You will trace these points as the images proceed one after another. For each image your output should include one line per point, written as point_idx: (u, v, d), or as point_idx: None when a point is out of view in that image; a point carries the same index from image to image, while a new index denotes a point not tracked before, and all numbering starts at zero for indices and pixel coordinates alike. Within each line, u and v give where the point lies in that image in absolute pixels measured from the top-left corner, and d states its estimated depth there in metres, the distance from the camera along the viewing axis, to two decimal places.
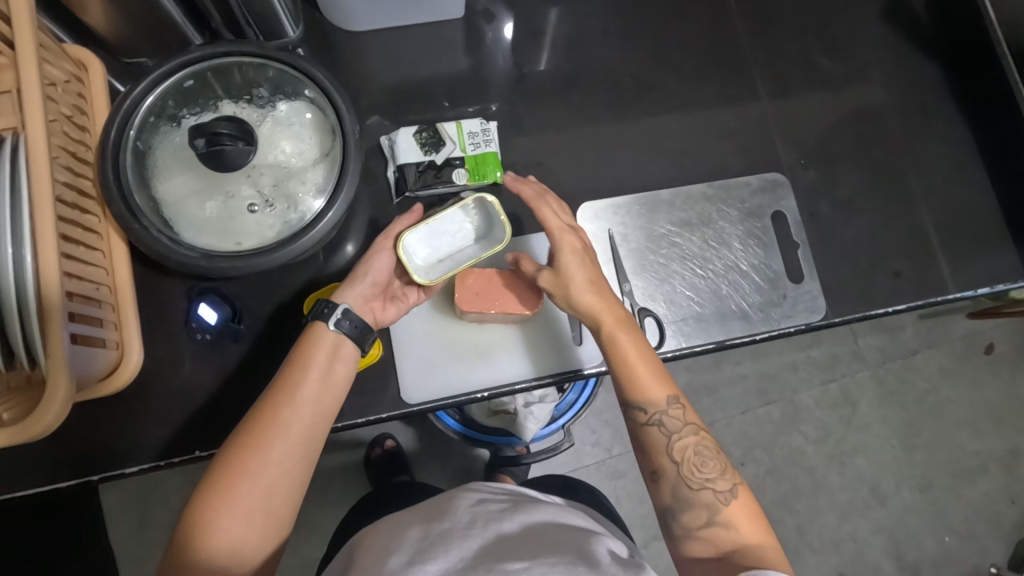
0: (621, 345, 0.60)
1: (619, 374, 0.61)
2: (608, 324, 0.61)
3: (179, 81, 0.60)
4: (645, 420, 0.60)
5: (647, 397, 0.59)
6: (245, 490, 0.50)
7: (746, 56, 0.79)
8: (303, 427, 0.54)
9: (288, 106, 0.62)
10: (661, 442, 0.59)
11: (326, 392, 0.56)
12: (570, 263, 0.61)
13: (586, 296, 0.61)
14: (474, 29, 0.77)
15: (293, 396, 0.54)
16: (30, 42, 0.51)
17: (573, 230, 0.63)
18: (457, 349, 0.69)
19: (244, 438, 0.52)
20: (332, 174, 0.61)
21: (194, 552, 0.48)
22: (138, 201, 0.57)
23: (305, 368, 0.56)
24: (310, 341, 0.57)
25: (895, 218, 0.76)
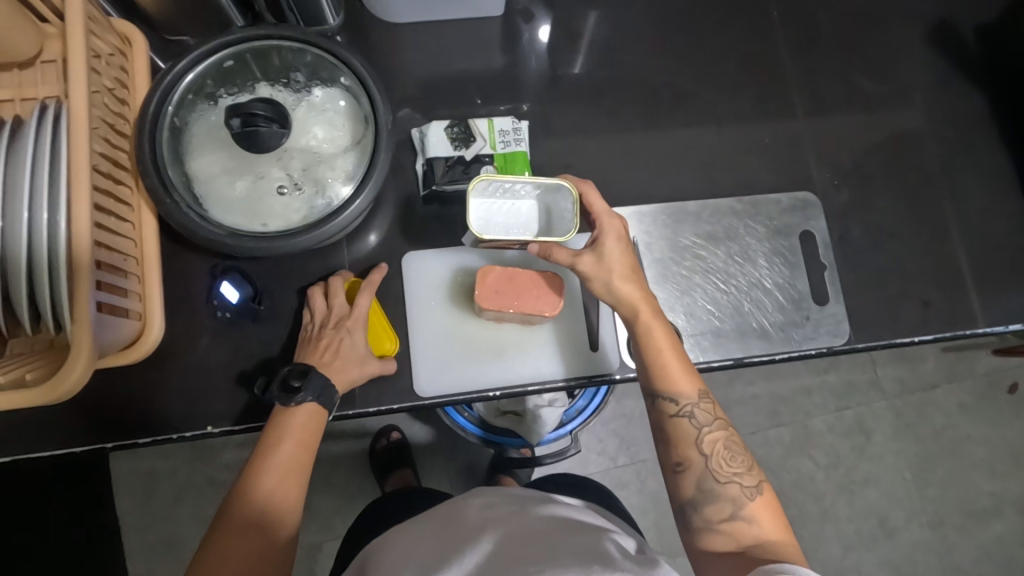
0: (658, 334, 0.60)
1: (652, 365, 0.60)
2: (644, 314, 0.60)
3: (220, 61, 0.61)
4: (675, 411, 0.59)
5: (679, 389, 0.59)
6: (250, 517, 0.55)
7: (785, 71, 0.78)
8: (284, 499, 0.57)
9: (323, 92, 0.63)
10: (691, 434, 0.58)
11: (300, 462, 0.59)
12: (613, 248, 0.61)
13: (625, 283, 0.61)
14: (511, 27, 0.77)
15: (274, 471, 0.57)
16: (79, 13, 0.53)
17: (621, 220, 0.62)
18: (471, 345, 0.69)
19: (227, 518, 0.55)
20: (362, 162, 0.61)
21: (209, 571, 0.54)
22: (170, 176, 0.58)
23: (284, 441, 0.58)
24: (288, 417, 0.59)
25: (927, 247, 0.74)
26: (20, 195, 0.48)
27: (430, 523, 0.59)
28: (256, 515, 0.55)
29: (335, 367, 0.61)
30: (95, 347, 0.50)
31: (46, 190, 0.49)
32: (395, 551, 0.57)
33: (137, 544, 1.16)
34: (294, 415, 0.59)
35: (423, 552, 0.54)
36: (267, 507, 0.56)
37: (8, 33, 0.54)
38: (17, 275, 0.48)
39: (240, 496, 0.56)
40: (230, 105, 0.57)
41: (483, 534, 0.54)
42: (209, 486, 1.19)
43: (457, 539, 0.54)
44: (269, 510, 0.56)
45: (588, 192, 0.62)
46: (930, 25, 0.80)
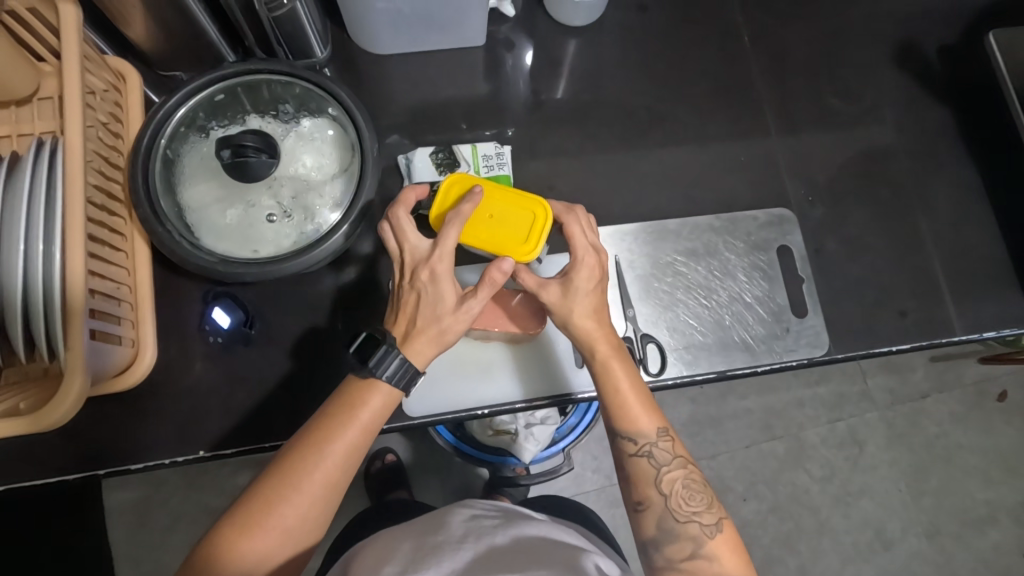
0: (614, 374, 0.60)
1: (612, 404, 0.61)
2: (602, 352, 0.61)
3: (211, 94, 0.63)
4: (634, 450, 0.60)
5: (638, 428, 0.60)
6: (302, 491, 0.53)
7: (758, 93, 0.81)
8: (346, 467, 0.55)
9: (311, 122, 0.65)
10: (650, 472, 0.59)
11: (357, 450, 0.56)
12: (581, 286, 0.60)
13: (585, 322, 0.60)
14: (494, 56, 0.80)
15: (344, 436, 0.55)
16: (76, 53, 0.55)
17: (595, 254, 0.61)
18: (458, 366, 0.70)
19: (288, 469, 0.54)
20: (349, 189, 0.63)
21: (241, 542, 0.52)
22: (163, 207, 0.60)
23: (349, 425, 0.55)
24: (370, 381, 0.56)
25: (902, 259, 0.76)
26: (15, 229, 0.50)
27: (417, 527, 0.61)
28: (316, 476, 0.54)
29: (421, 345, 0.57)
30: (88, 376, 0.51)
31: (41, 222, 0.51)
32: (369, 555, 0.58)
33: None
34: (376, 383, 0.56)
35: (404, 551, 0.55)
36: (328, 469, 0.54)
37: (6, 74, 0.56)
38: (12, 308, 0.49)
39: (306, 449, 0.54)
40: (221, 137, 0.60)
41: (465, 542, 0.55)
42: (204, 514, 1.18)
43: (440, 542, 0.55)
44: (331, 473, 0.54)
45: (567, 223, 0.62)
46: (896, 45, 0.84)
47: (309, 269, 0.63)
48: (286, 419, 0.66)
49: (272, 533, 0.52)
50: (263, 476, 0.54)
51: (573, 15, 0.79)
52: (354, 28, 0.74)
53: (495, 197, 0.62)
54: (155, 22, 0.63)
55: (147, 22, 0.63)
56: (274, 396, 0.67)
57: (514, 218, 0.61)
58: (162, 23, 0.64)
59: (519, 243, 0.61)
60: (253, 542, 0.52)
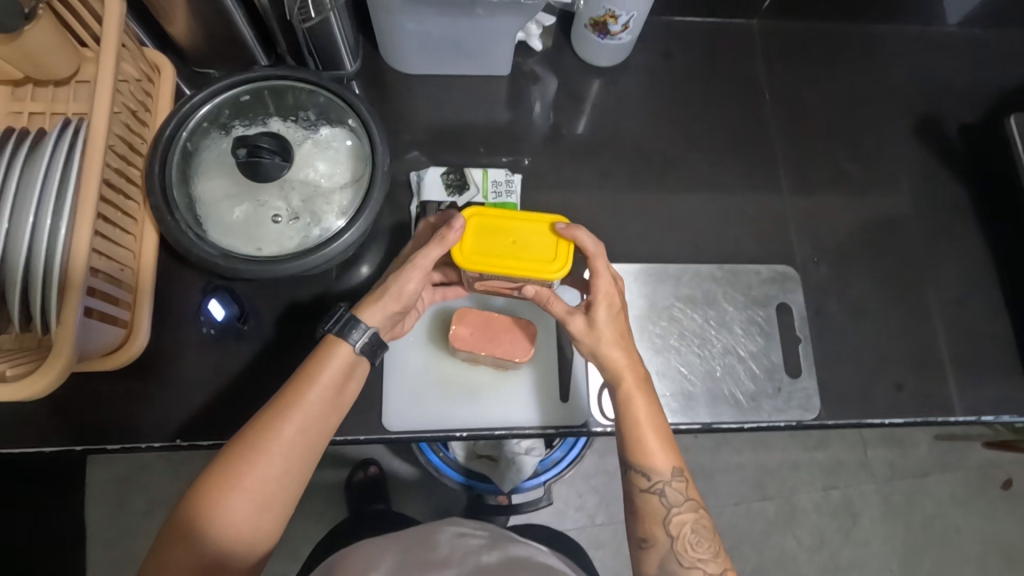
0: (637, 409, 0.60)
1: (628, 436, 0.60)
2: (627, 385, 0.60)
3: (238, 95, 0.65)
4: (646, 486, 0.59)
5: (653, 465, 0.59)
6: (275, 451, 0.54)
7: (774, 150, 0.81)
8: (309, 430, 0.56)
9: (330, 131, 0.67)
10: (659, 511, 0.59)
11: (327, 410, 0.58)
12: (604, 317, 0.61)
13: (612, 357, 0.61)
14: (518, 86, 0.81)
15: (309, 404, 0.56)
16: (116, 42, 0.57)
17: (614, 293, 0.62)
18: (445, 385, 0.70)
19: (262, 431, 0.55)
20: (357, 199, 0.65)
21: (218, 504, 0.52)
22: (175, 197, 0.62)
23: (318, 385, 0.57)
24: (329, 345, 0.59)
25: (905, 330, 0.75)
26: (29, 200, 0.52)
27: (405, 540, 0.64)
28: (282, 439, 0.55)
29: (369, 296, 0.61)
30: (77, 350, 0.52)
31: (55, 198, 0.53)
32: (357, 559, 0.61)
33: (99, 557, 1.15)
34: (337, 346, 0.59)
35: (390, 562, 0.59)
36: (300, 429, 0.56)
37: (47, 55, 0.59)
38: (13, 276, 0.51)
39: (271, 413, 0.55)
40: (240, 135, 0.62)
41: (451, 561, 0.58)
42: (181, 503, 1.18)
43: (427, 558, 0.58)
44: (303, 432, 0.56)
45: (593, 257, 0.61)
46: (918, 118, 0.84)
47: (308, 270, 0.64)
48: None
49: (243, 505, 0.53)
50: (235, 441, 0.55)
51: (599, 56, 0.80)
52: (384, 47, 0.76)
53: (515, 223, 0.60)
54: (196, 21, 0.66)
55: (188, 21, 0.66)
56: (257, 393, 0.67)
57: (540, 241, 0.60)
58: (202, 23, 0.66)
59: (542, 262, 0.59)
60: (224, 515, 0.52)
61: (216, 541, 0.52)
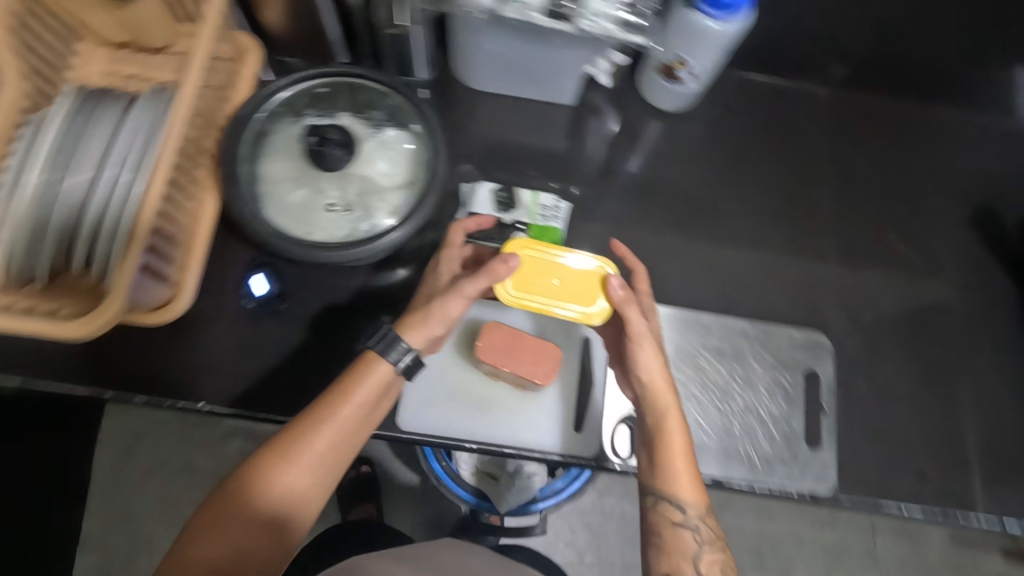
0: (676, 441, 0.61)
1: (665, 468, 0.60)
2: (671, 424, 0.61)
3: (316, 86, 0.68)
4: (678, 520, 0.59)
5: (685, 499, 0.60)
6: (302, 460, 0.56)
7: (824, 217, 0.81)
8: (337, 446, 0.58)
9: (394, 133, 0.70)
10: (689, 547, 0.59)
11: (357, 425, 0.59)
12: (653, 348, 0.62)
13: (654, 389, 0.62)
14: (579, 118, 0.83)
15: (341, 418, 0.57)
16: (213, 23, 0.61)
17: (650, 343, 0.62)
18: (462, 395, 0.70)
19: (294, 437, 0.56)
20: (410, 202, 0.67)
21: (244, 501, 0.54)
22: (241, 172, 0.65)
23: (352, 401, 0.58)
24: (368, 363, 0.59)
25: (934, 420, 0.73)
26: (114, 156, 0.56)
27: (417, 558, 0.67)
28: (312, 451, 0.56)
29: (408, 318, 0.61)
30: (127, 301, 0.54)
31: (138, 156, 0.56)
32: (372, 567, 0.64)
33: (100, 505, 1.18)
34: (375, 364, 0.59)
35: None
36: (329, 441, 0.57)
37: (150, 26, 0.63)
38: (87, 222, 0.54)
39: (305, 423, 0.56)
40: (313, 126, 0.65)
41: None
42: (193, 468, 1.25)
43: None
44: (332, 443, 0.57)
45: (626, 304, 0.62)
46: (976, 209, 0.83)
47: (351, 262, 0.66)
48: (286, 396, 0.68)
49: (267, 506, 0.55)
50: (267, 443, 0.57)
51: (663, 99, 0.82)
52: (457, 59, 0.78)
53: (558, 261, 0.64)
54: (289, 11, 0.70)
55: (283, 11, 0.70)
56: (283, 371, 0.69)
57: (581, 282, 0.63)
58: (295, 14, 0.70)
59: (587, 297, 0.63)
60: (247, 514, 0.54)
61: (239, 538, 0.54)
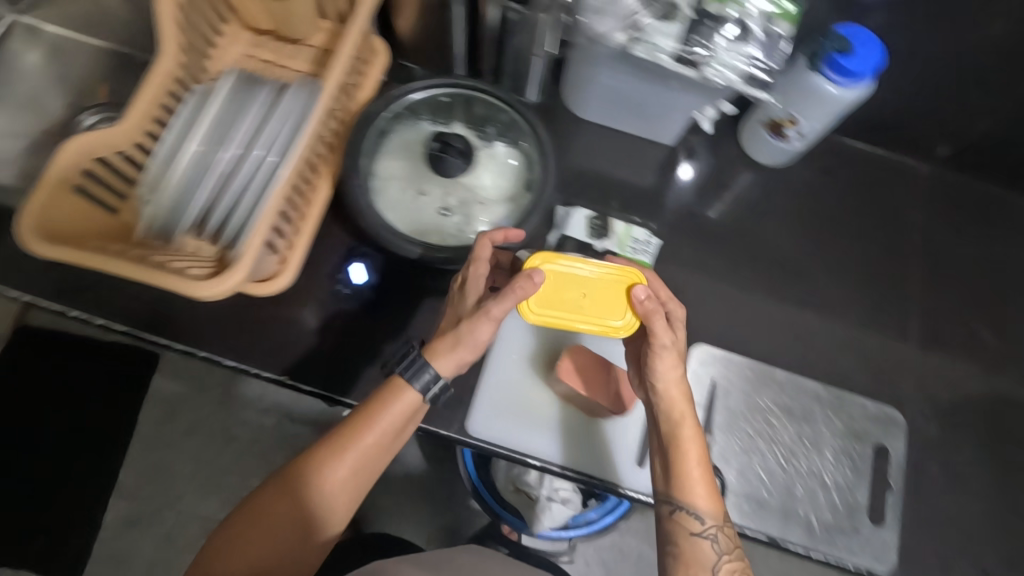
0: (691, 447, 0.58)
1: (680, 476, 0.58)
2: (684, 433, 0.59)
3: (439, 95, 0.72)
4: (697, 529, 0.56)
5: (702, 506, 0.57)
6: (323, 482, 0.57)
7: (909, 293, 0.80)
8: (359, 471, 0.58)
9: (504, 148, 0.73)
10: (710, 558, 0.55)
11: (379, 449, 0.59)
12: (668, 364, 0.60)
13: (670, 395, 0.60)
14: (675, 159, 0.85)
15: (363, 443, 0.58)
16: (362, 25, 0.66)
17: (669, 349, 0.60)
18: (530, 411, 0.71)
19: (317, 460, 0.57)
20: (511, 216, 0.70)
21: (268, 519, 0.56)
22: (359, 164, 0.67)
23: (373, 428, 0.58)
24: (395, 389, 0.59)
25: (1003, 518, 0.71)
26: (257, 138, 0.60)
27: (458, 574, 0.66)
28: (334, 478, 0.57)
29: (438, 347, 0.60)
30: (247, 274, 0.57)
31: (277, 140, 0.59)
32: None
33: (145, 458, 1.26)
34: (402, 390, 0.59)
35: None
36: (350, 465, 0.58)
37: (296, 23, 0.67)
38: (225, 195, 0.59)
39: (328, 449, 0.57)
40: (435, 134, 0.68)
41: None
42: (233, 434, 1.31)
43: None
44: (353, 468, 0.58)
45: (652, 314, 0.60)
46: None
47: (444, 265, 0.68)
48: (364, 383, 0.70)
49: (290, 523, 0.57)
50: (292, 462, 0.58)
51: (762, 153, 0.83)
52: (567, 85, 0.81)
53: (584, 275, 0.62)
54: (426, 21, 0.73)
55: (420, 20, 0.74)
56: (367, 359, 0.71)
57: (610, 294, 0.62)
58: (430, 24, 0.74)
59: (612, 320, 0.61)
60: (271, 529, 0.56)
61: (263, 553, 0.55)
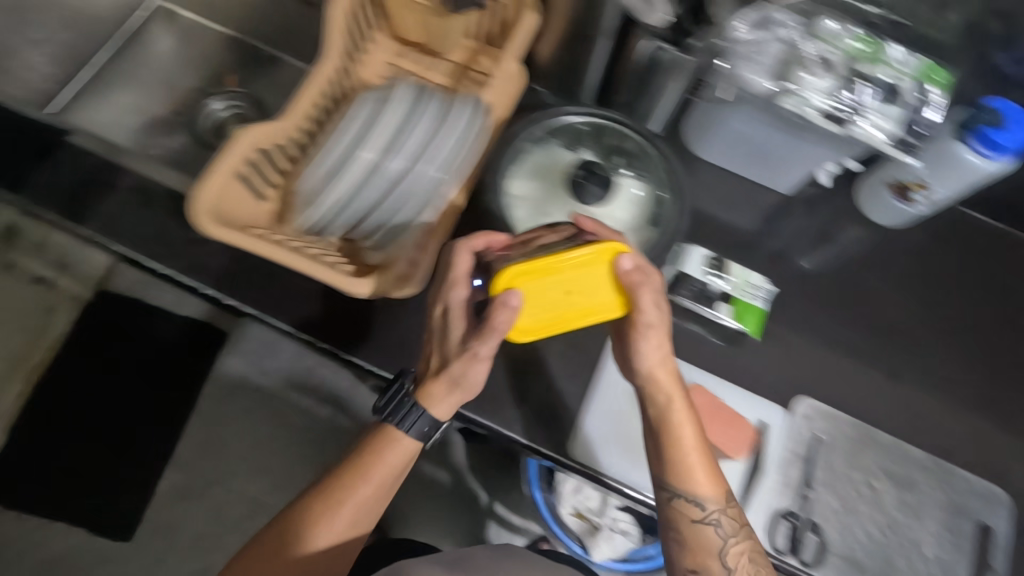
0: (686, 432, 0.62)
1: (680, 466, 0.61)
2: (674, 420, 0.62)
3: (577, 122, 0.73)
4: (699, 516, 0.61)
5: (704, 494, 0.61)
6: (320, 528, 0.62)
7: (1018, 373, 0.78)
8: (356, 518, 0.63)
9: (633, 177, 0.73)
10: (715, 542, 0.60)
11: (374, 497, 0.64)
12: (649, 346, 0.61)
13: (655, 379, 0.62)
14: (786, 209, 0.85)
15: (358, 493, 0.63)
16: (512, 60, 0.70)
17: (655, 328, 0.60)
18: (632, 441, 0.71)
19: (315, 508, 0.62)
20: (637, 246, 0.70)
21: (269, 560, 0.61)
22: (498, 183, 0.70)
23: (365, 478, 0.63)
24: (388, 440, 0.63)
25: None
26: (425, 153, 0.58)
27: None
28: (330, 527, 0.62)
29: (430, 392, 0.61)
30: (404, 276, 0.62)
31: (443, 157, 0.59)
32: None
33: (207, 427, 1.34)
34: (396, 438, 0.63)
35: None
36: (346, 512, 0.62)
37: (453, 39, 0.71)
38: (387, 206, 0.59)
39: (327, 496, 0.62)
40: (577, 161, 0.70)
41: None
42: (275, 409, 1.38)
43: None
44: (349, 515, 0.63)
45: (640, 286, 0.57)
46: None
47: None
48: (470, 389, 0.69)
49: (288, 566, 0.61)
50: (293, 509, 0.64)
51: (880, 213, 0.82)
52: (694, 117, 0.81)
53: (565, 275, 0.56)
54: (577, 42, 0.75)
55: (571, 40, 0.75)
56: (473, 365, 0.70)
57: (594, 281, 0.57)
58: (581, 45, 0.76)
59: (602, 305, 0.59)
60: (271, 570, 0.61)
61: None
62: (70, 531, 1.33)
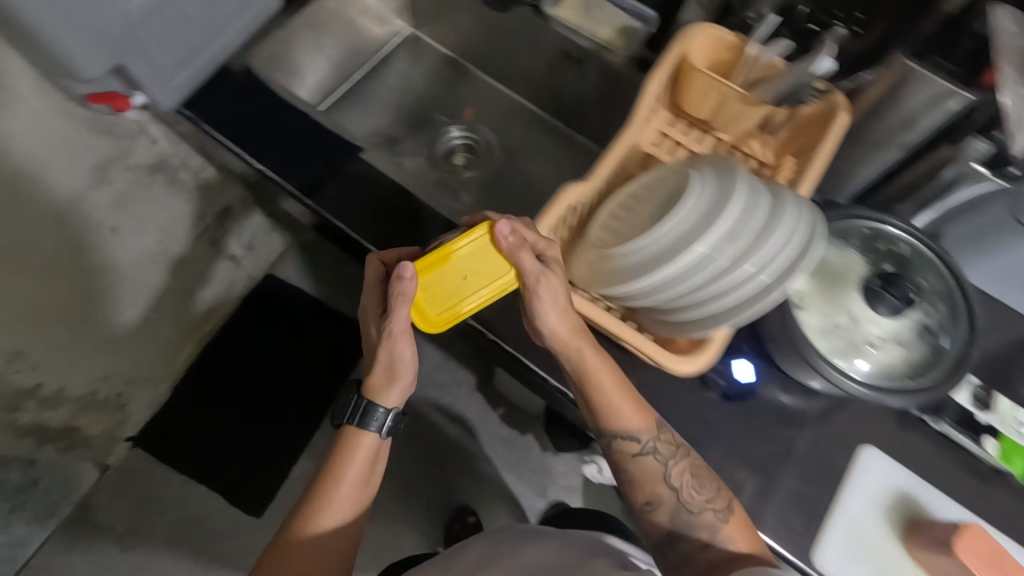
0: (597, 371, 0.65)
1: (602, 406, 0.66)
2: (590, 363, 0.64)
3: (851, 226, 0.73)
4: (637, 450, 0.66)
5: (635, 429, 0.65)
6: (309, 545, 0.61)
7: None
8: (341, 530, 0.63)
9: (918, 281, 0.71)
10: (656, 468, 0.65)
11: (355, 500, 0.64)
12: (550, 310, 0.63)
13: (563, 337, 0.64)
14: None
15: (335, 499, 0.63)
16: (788, 153, 0.77)
17: (550, 273, 0.62)
18: (882, 565, 0.68)
19: (297, 529, 0.62)
20: (929, 357, 0.67)
21: None
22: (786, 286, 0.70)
23: (338, 483, 0.63)
24: (353, 438, 0.65)
25: None
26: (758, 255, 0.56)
27: None
28: (317, 542, 0.62)
29: (376, 386, 0.66)
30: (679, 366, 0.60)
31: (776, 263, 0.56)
32: None
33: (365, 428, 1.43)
34: (360, 436, 0.65)
35: None
36: (330, 524, 0.62)
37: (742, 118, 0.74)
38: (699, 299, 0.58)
39: (304, 517, 0.62)
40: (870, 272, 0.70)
41: None
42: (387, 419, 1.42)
43: None
44: (333, 526, 0.62)
45: (520, 249, 0.62)
46: None
47: (806, 380, 0.70)
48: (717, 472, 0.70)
49: None
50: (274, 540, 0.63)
51: None
52: (959, 227, 0.77)
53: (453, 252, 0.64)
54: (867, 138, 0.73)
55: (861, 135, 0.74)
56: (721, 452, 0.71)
57: (484, 258, 0.64)
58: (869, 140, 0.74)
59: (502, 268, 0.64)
60: None
61: None
62: (209, 498, 1.40)
